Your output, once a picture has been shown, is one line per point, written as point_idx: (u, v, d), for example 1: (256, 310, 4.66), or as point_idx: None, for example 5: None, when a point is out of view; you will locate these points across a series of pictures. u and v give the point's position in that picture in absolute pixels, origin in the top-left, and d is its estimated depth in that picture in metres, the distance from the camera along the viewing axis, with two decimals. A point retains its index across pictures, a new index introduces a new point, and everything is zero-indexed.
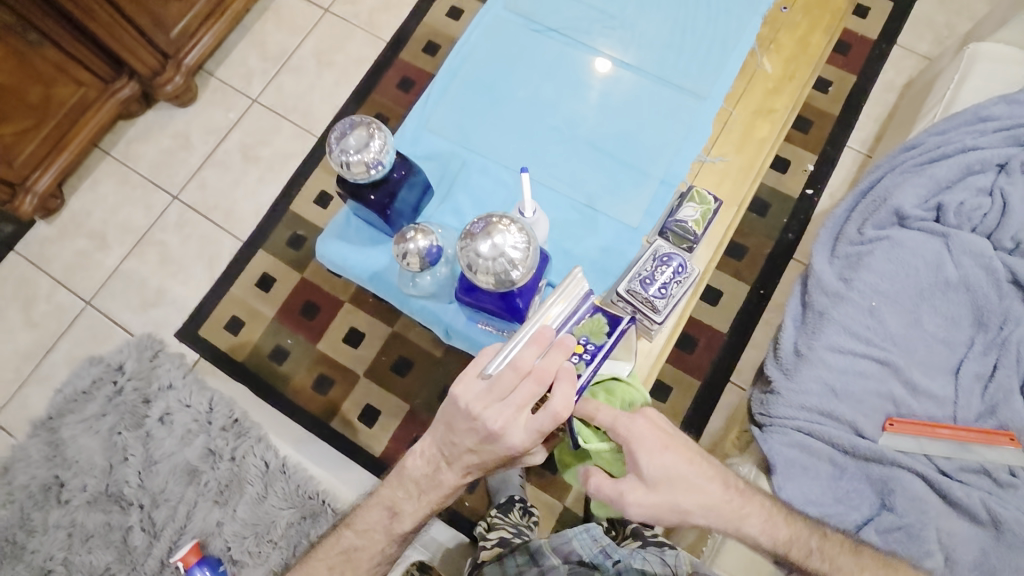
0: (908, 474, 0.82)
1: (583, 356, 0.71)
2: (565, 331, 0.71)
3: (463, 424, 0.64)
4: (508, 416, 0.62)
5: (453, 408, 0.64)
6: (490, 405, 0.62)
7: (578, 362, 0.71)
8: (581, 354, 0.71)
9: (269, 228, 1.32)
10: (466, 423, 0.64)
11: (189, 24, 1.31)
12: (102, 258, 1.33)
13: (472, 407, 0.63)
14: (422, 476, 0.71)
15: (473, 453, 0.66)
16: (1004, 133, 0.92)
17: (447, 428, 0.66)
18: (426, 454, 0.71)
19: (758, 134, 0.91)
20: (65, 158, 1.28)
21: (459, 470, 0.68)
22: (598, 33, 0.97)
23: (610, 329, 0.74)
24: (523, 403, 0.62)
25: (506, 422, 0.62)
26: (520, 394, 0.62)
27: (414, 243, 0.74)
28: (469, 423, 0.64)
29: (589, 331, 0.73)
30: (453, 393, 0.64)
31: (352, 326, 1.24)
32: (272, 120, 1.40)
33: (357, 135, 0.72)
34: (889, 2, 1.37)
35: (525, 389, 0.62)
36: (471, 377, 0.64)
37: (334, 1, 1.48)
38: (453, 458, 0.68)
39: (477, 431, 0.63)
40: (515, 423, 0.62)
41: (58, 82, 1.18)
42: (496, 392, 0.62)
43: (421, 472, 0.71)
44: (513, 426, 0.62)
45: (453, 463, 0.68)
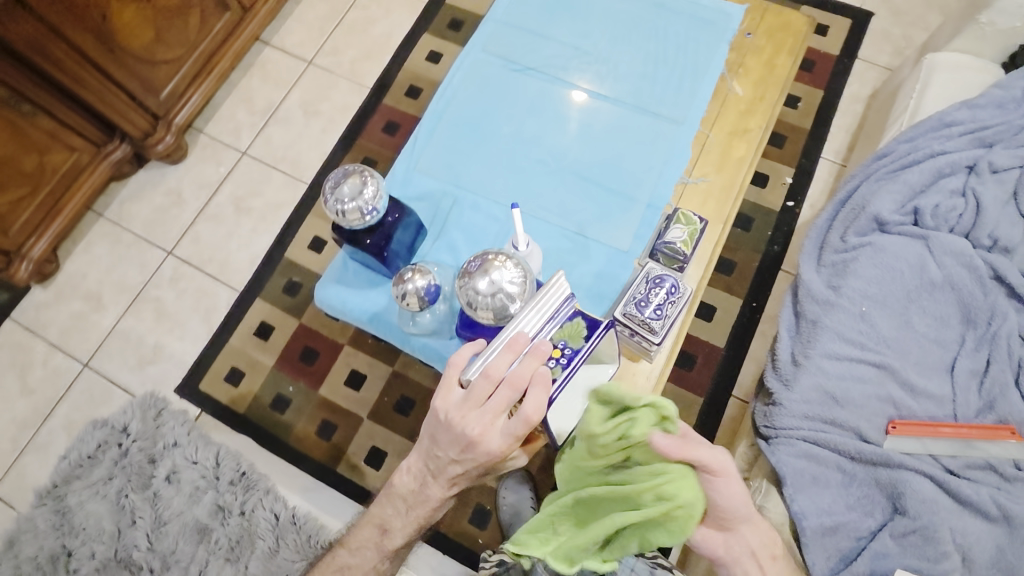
0: (917, 476, 0.82)
1: (560, 360, 0.68)
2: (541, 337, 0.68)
3: (444, 436, 0.65)
4: (486, 424, 0.62)
5: (434, 420, 0.66)
6: (467, 414, 0.63)
7: (555, 367, 0.68)
8: (558, 359, 0.68)
9: (264, 277, 1.33)
10: (447, 434, 0.65)
11: (178, 86, 1.36)
12: (98, 319, 1.34)
13: (451, 416, 0.64)
14: (409, 491, 0.73)
15: (457, 464, 0.66)
16: (969, 137, 0.96)
17: (431, 440, 0.68)
18: (413, 469, 0.72)
19: (735, 154, 0.95)
20: (59, 223, 1.30)
21: (444, 483, 0.69)
22: (574, 69, 1.01)
23: (588, 332, 0.70)
24: (501, 411, 0.63)
25: (483, 430, 0.63)
26: (495, 402, 0.62)
27: (412, 283, 0.76)
28: (449, 434, 0.65)
29: (567, 335, 0.70)
30: (433, 406, 0.66)
31: (353, 369, 1.24)
32: (262, 171, 1.43)
33: (351, 184, 0.75)
34: (846, 19, 1.44)
35: (499, 397, 0.63)
36: (449, 386, 0.65)
37: (317, 54, 1.53)
38: (438, 470, 0.69)
39: (457, 441, 0.64)
40: (494, 431, 0.63)
41: (52, 149, 1.21)
42: (473, 402, 0.63)
43: (408, 487, 0.73)
44: (491, 434, 0.63)
45: (439, 476, 0.69)
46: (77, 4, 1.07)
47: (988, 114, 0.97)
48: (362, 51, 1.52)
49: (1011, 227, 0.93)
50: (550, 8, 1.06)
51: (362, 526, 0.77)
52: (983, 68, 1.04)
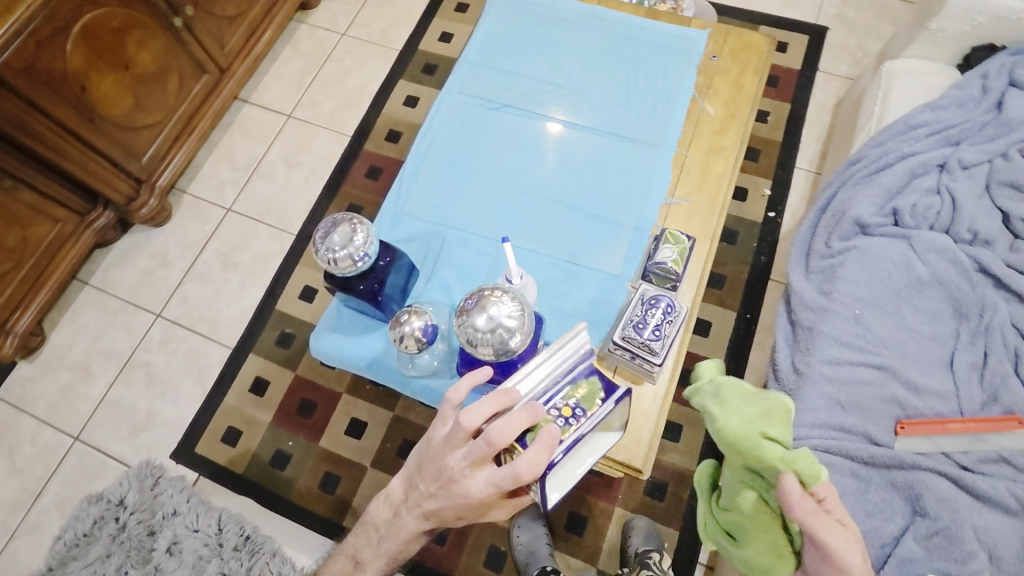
0: (932, 475, 0.82)
1: (570, 420, 0.68)
2: (552, 390, 0.70)
3: (428, 466, 0.62)
4: (462, 467, 0.59)
5: (425, 445, 0.64)
6: (449, 449, 0.60)
7: (564, 425, 0.68)
8: (568, 418, 0.68)
9: (256, 331, 1.32)
10: (431, 464, 0.62)
11: (159, 149, 1.37)
12: (87, 389, 1.30)
13: (436, 448, 0.62)
14: (382, 520, 0.70)
15: (434, 501, 0.62)
16: (936, 136, 1.00)
17: (417, 467, 0.65)
18: (394, 497, 0.69)
19: (714, 171, 0.96)
20: (44, 294, 1.28)
21: (415, 514, 0.65)
22: (549, 102, 1.04)
23: (604, 395, 0.71)
24: (480, 460, 0.58)
25: (458, 469, 0.59)
26: (473, 448, 0.58)
27: (409, 325, 0.75)
28: (430, 462, 0.62)
29: (581, 396, 0.70)
30: (428, 431, 0.64)
31: (353, 417, 1.22)
32: (248, 225, 1.43)
33: (341, 233, 0.75)
34: (804, 35, 1.50)
35: (477, 444, 0.58)
36: (440, 416, 0.62)
37: (295, 107, 1.56)
38: (415, 501, 0.65)
39: (435, 474, 0.61)
40: (473, 475, 0.59)
41: (34, 222, 1.20)
42: (453, 442, 0.60)
43: (382, 516, 0.71)
44: (467, 476, 0.59)
45: (413, 508, 0.65)
46: (57, 78, 1.09)
47: (951, 114, 1.00)
48: (339, 101, 1.55)
49: (989, 220, 0.95)
50: (521, 46, 1.09)
51: (335, 558, 0.76)
52: (940, 71, 1.09)
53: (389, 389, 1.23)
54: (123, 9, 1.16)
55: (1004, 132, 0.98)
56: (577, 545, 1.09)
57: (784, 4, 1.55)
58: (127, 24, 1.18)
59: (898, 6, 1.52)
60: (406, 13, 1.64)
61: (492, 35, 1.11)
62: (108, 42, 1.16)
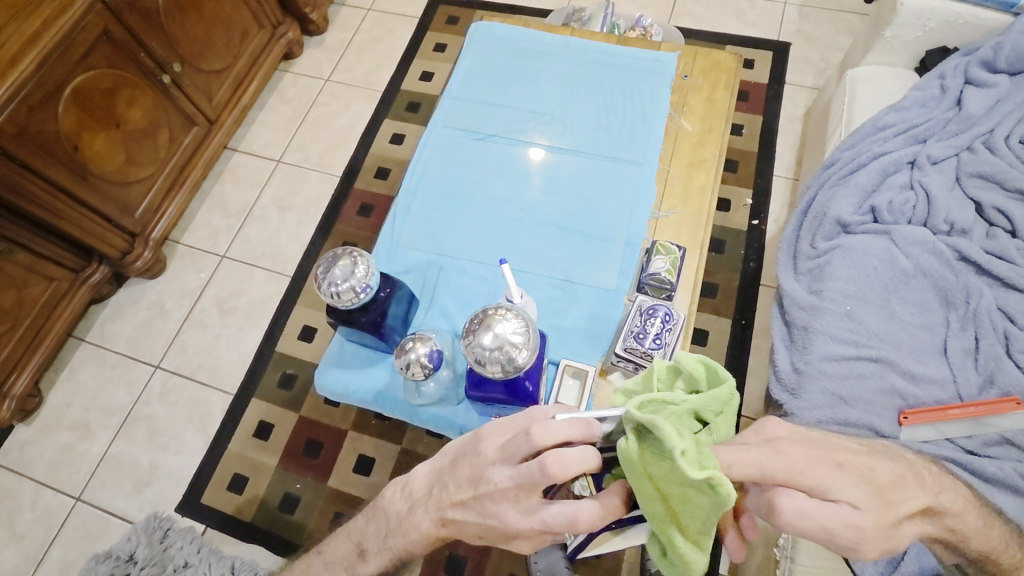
0: (939, 462, 0.83)
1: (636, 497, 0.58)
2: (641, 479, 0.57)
3: (466, 468, 0.56)
4: (505, 484, 0.52)
5: (471, 443, 0.57)
6: (502, 458, 0.53)
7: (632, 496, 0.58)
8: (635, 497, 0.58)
9: (257, 374, 1.31)
10: (470, 468, 0.55)
11: (152, 201, 1.39)
12: (87, 447, 1.29)
13: (485, 452, 0.55)
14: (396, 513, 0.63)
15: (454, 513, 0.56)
16: (904, 135, 1.04)
17: (450, 464, 0.59)
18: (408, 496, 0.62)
19: (697, 183, 1.00)
20: (41, 354, 1.27)
21: (434, 514, 0.58)
22: (533, 129, 1.08)
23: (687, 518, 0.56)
24: (530, 490, 0.51)
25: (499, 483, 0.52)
26: (522, 470, 0.51)
27: (415, 352, 0.76)
28: (470, 462, 0.56)
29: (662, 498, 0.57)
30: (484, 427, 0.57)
31: (360, 454, 1.21)
32: (243, 270, 1.45)
33: (342, 266, 0.76)
34: (768, 52, 1.58)
35: (528, 467, 0.50)
36: (508, 422, 0.55)
37: (284, 152, 1.59)
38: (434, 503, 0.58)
39: (471, 481, 0.55)
40: (514, 503, 0.52)
41: (30, 282, 1.20)
42: (507, 454, 0.52)
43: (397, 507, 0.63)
44: (510, 500, 0.52)
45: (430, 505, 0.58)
46: (50, 139, 1.11)
47: (914, 113, 1.05)
48: (327, 143, 1.59)
49: (963, 210, 0.99)
50: (501, 79, 1.14)
51: (339, 542, 0.70)
52: (899, 75, 1.15)
53: (394, 423, 1.23)
54: (113, 69, 1.20)
55: (967, 127, 1.03)
56: (595, 566, 1.08)
57: (746, 23, 1.63)
58: (117, 84, 1.21)
59: (853, 18, 1.61)
60: (387, 56, 1.71)
61: (473, 70, 1.16)
62: (99, 102, 1.19)
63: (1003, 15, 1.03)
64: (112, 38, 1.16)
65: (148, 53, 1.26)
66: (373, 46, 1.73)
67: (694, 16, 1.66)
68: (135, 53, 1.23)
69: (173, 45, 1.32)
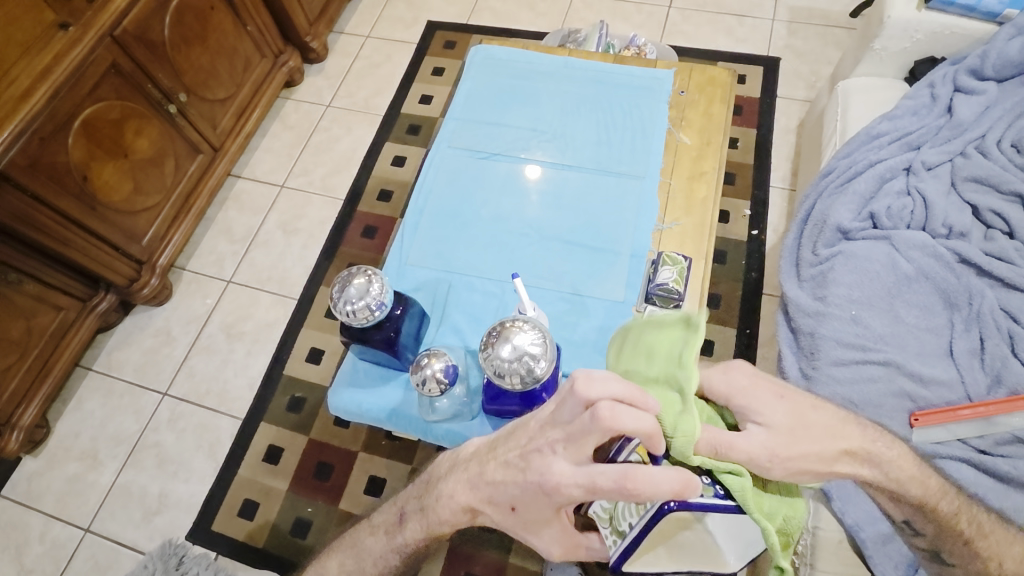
0: (952, 462, 0.84)
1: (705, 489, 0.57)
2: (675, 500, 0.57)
3: (520, 436, 0.58)
4: (556, 443, 0.53)
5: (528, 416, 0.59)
6: (553, 420, 0.54)
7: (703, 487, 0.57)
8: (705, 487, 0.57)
9: (266, 398, 1.31)
10: (524, 436, 0.57)
11: (159, 229, 1.41)
12: (96, 477, 1.28)
13: (538, 418, 0.57)
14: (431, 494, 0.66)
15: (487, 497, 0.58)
16: (898, 143, 1.07)
17: (503, 437, 0.60)
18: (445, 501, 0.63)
19: (699, 195, 1.02)
20: (49, 384, 1.27)
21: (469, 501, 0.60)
22: (534, 146, 1.10)
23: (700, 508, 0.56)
24: (580, 445, 0.52)
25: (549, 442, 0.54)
26: (573, 425, 0.52)
27: (430, 368, 0.77)
28: (523, 430, 0.58)
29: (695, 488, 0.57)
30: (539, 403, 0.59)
31: (371, 475, 1.20)
32: (249, 295, 1.45)
33: (357, 284, 0.78)
34: (758, 67, 1.62)
35: (578, 420, 0.51)
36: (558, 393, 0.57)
37: (288, 177, 1.61)
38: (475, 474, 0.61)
39: (521, 445, 0.57)
40: (565, 457, 0.53)
41: (39, 311, 1.21)
42: (558, 414, 0.54)
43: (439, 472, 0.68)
44: (558, 456, 0.53)
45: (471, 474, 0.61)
46: (60, 170, 1.13)
47: (907, 121, 1.08)
48: (330, 167, 1.62)
49: (960, 213, 1.01)
50: (502, 99, 1.17)
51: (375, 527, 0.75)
52: (890, 84, 1.18)
53: (405, 442, 1.22)
54: (121, 101, 1.22)
55: (958, 133, 1.06)
56: None
57: (736, 40, 1.67)
58: (124, 114, 1.24)
59: (840, 32, 1.65)
60: (386, 81, 1.74)
61: (474, 92, 1.18)
62: (107, 132, 1.21)
63: (988, 25, 1.07)
64: (120, 70, 1.19)
65: (155, 84, 1.29)
66: (372, 71, 1.76)
67: (685, 35, 1.71)
68: (143, 84, 1.25)
69: (179, 76, 1.35)
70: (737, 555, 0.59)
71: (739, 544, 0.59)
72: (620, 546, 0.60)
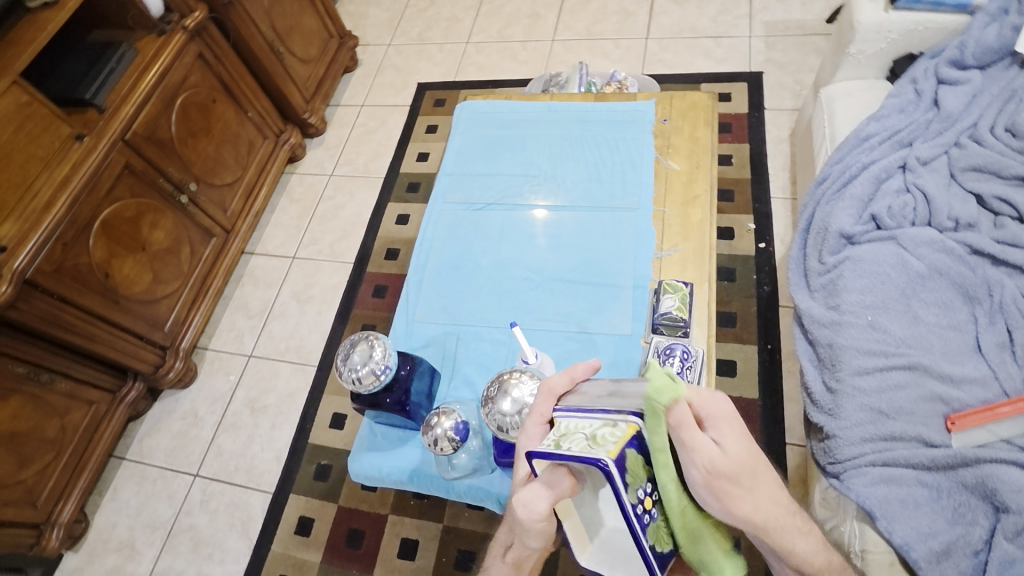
0: (1000, 466, 0.78)
1: (613, 465, 0.51)
2: (618, 468, 0.52)
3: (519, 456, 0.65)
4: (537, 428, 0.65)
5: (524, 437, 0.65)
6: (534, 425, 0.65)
7: (632, 451, 0.54)
8: (614, 461, 0.52)
9: (293, 469, 1.32)
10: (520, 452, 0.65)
11: (180, 313, 1.46)
12: (134, 567, 1.29)
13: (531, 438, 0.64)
14: None
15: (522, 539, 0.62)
16: (888, 142, 1.06)
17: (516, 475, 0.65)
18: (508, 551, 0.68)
19: (694, 219, 1.02)
20: (85, 477, 1.30)
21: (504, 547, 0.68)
22: (528, 192, 1.12)
23: (613, 463, 0.51)
24: (540, 416, 0.65)
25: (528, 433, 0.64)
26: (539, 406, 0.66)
27: (440, 426, 0.78)
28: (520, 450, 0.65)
29: (638, 478, 0.54)
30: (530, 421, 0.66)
31: (403, 537, 1.19)
32: (270, 366, 1.49)
33: (360, 351, 0.80)
34: (743, 84, 1.64)
35: (541, 403, 0.67)
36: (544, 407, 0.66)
37: (299, 248, 1.67)
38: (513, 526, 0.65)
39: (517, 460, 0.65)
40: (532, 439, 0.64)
41: (72, 408, 1.25)
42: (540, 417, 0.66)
43: None
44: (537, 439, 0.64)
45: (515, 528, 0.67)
46: (83, 271, 1.19)
47: (895, 119, 1.08)
48: (337, 234, 1.67)
49: (964, 205, 0.99)
50: (491, 150, 1.20)
51: None
52: (873, 86, 1.18)
53: (433, 501, 1.21)
54: (136, 199, 1.29)
55: (949, 124, 1.05)
56: None
57: (716, 61, 1.71)
58: (140, 211, 1.30)
59: (818, 40, 1.67)
60: (383, 145, 1.81)
61: (463, 146, 1.22)
62: (125, 230, 1.28)
63: (960, 16, 1.07)
64: (134, 170, 1.27)
65: (166, 178, 1.36)
66: (369, 137, 1.84)
67: (666, 63, 1.75)
68: (155, 180, 1.33)
69: (187, 167, 1.43)
70: (603, 553, 0.60)
71: (612, 553, 0.59)
72: (548, 447, 0.56)
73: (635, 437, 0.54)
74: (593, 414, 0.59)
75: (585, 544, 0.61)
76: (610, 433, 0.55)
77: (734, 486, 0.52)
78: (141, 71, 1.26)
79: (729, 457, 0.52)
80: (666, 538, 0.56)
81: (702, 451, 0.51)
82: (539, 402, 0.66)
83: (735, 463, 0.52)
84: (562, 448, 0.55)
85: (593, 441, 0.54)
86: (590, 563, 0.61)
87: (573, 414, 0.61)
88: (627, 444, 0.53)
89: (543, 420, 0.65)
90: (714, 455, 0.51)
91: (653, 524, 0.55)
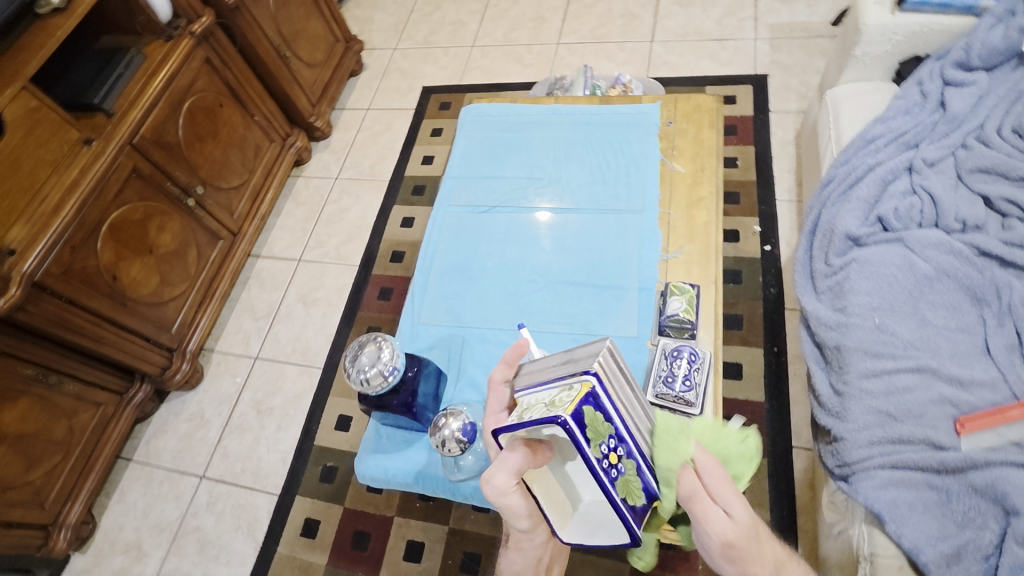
0: (1009, 469, 0.77)
1: (569, 420, 0.55)
2: (574, 425, 0.56)
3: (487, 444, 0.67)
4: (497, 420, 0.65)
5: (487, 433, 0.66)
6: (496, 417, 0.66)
7: (587, 408, 0.57)
8: (570, 417, 0.55)
9: (299, 471, 1.32)
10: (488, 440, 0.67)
11: (187, 315, 1.47)
12: (141, 569, 1.29)
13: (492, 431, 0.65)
14: None
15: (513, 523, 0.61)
16: (895, 144, 1.06)
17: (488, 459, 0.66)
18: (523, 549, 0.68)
19: (700, 222, 1.02)
20: (92, 479, 1.31)
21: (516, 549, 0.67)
22: (534, 194, 1.12)
23: (568, 419, 0.55)
24: (496, 410, 0.66)
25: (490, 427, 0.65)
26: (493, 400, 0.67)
27: (448, 428, 0.78)
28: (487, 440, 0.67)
29: (598, 435, 0.58)
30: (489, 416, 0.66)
31: (409, 539, 1.19)
32: (276, 368, 1.49)
33: (368, 352, 0.80)
34: (748, 86, 1.64)
35: (495, 396, 0.67)
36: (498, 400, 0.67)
37: (305, 251, 1.68)
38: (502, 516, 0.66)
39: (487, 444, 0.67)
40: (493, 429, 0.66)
41: (79, 410, 1.26)
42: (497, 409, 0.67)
43: None
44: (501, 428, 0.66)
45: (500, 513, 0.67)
46: (91, 273, 1.20)
47: (901, 121, 1.07)
48: (343, 236, 1.68)
49: (971, 206, 0.99)
50: (496, 152, 1.21)
51: None
52: (878, 87, 1.18)
53: (438, 503, 1.21)
54: (143, 202, 1.30)
55: (956, 125, 1.05)
56: None
57: (721, 63, 1.71)
58: (147, 214, 1.31)
59: (824, 42, 1.67)
60: (389, 148, 1.82)
61: (468, 149, 1.23)
62: (133, 232, 1.29)
63: (966, 18, 1.07)
64: (141, 173, 1.28)
65: (174, 181, 1.37)
66: (375, 140, 1.85)
67: (671, 66, 1.75)
68: (162, 183, 1.34)
69: (194, 170, 1.44)
70: (581, 523, 0.64)
71: (588, 519, 0.63)
72: (513, 421, 0.59)
73: (590, 395, 0.57)
74: (550, 383, 0.61)
75: (564, 519, 0.64)
76: (566, 395, 0.58)
77: (745, 553, 0.52)
78: (150, 75, 1.27)
79: (735, 520, 0.53)
80: (638, 491, 0.59)
81: (714, 520, 0.53)
82: (491, 397, 0.67)
83: (745, 531, 0.53)
84: (524, 418, 0.59)
85: (552, 404, 0.58)
86: (571, 537, 0.64)
87: (530, 390, 0.63)
88: (581, 401, 0.57)
89: (501, 411, 0.66)
90: (726, 524, 0.53)
91: (622, 479, 0.59)
